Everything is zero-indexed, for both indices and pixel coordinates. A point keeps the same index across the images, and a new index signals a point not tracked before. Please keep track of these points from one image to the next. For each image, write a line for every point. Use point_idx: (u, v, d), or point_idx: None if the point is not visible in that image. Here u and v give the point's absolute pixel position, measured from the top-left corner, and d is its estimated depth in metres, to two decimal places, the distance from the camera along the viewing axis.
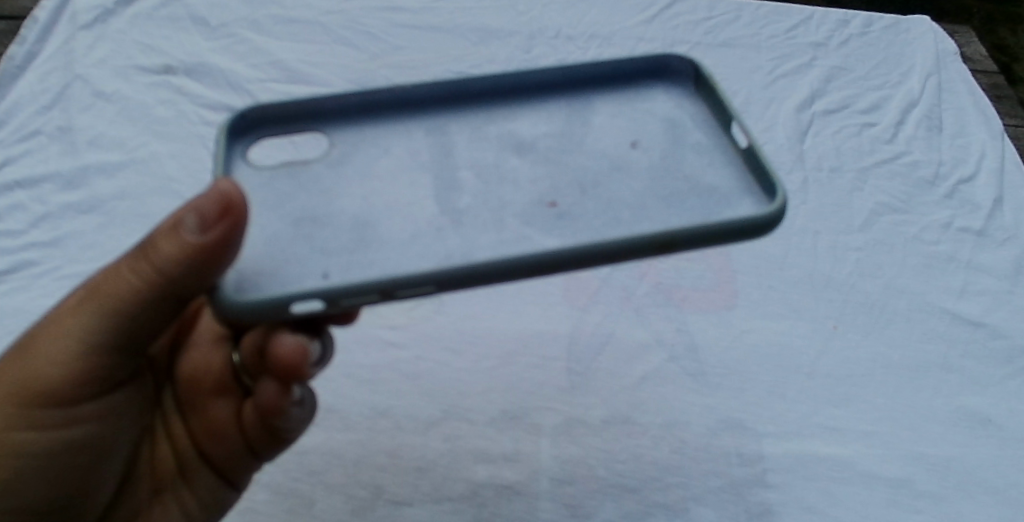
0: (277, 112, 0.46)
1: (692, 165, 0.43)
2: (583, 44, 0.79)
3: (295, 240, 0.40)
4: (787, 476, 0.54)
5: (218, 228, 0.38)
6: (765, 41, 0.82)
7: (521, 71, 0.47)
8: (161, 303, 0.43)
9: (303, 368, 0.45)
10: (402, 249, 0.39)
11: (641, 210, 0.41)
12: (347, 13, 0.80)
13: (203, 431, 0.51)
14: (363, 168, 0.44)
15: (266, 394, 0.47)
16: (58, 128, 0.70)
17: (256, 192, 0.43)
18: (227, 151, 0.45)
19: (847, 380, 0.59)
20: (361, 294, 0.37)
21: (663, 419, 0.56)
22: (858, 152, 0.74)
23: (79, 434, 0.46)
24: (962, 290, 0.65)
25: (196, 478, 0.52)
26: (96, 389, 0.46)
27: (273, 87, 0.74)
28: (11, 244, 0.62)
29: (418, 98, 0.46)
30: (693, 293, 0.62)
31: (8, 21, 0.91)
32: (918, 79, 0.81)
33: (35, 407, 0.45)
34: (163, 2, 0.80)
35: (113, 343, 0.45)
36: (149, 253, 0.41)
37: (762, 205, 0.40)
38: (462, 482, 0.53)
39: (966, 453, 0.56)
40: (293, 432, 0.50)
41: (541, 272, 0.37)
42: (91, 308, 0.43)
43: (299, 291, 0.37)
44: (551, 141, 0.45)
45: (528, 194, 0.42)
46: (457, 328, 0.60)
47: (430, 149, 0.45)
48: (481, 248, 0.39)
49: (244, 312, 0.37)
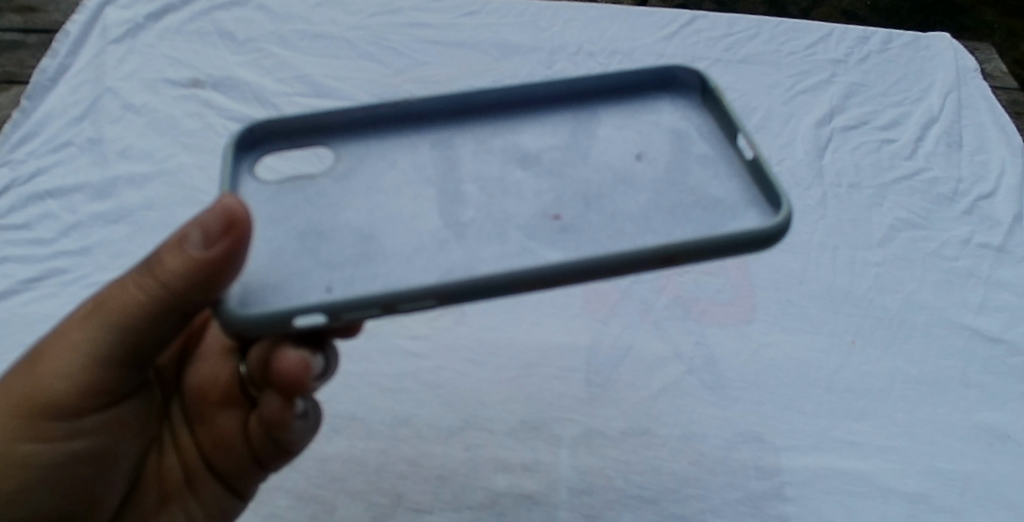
0: (284, 126, 0.47)
1: (697, 178, 0.44)
2: (604, 60, 0.80)
3: (302, 254, 0.41)
4: (804, 490, 0.54)
5: (222, 243, 0.39)
6: (784, 57, 0.83)
7: (524, 84, 0.48)
8: (167, 316, 0.44)
9: (305, 382, 0.46)
10: (407, 260, 0.40)
11: (645, 223, 0.42)
12: (371, 29, 0.82)
13: (210, 442, 0.52)
14: (371, 180, 0.45)
15: (269, 406, 0.48)
16: (89, 139, 0.72)
17: (263, 206, 0.44)
18: (235, 165, 0.46)
19: (866, 395, 0.59)
20: (363, 308, 0.37)
21: (680, 431, 0.57)
22: (877, 168, 0.74)
23: (84, 445, 0.47)
24: (981, 306, 0.65)
25: (203, 487, 0.53)
26: (102, 400, 0.47)
27: (298, 101, 0.75)
28: (42, 252, 0.64)
29: (423, 112, 0.48)
30: (711, 306, 0.63)
31: (41, 35, 0.93)
32: (937, 96, 0.82)
33: (42, 419, 0.46)
34: (192, 16, 0.82)
35: (116, 355, 0.46)
36: (155, 268, 0.42)
37: (766, 217, 0.41)
38: (482, 490, 0.54)
39: (985, 468, 0.56)
40: (298, 444, 0.51)
41: (552, 283, 0.38)
42: (98, 320, 0.44)
43: (301, 306, 0.37)
44: (556, 154, 0.46)
45: (533, 207, 0.43)
46: (475, 338, 0.61)
47: (436, 161, 0.46)
48: (485, 260, 0.40)
49: (248, 325, 0.38)
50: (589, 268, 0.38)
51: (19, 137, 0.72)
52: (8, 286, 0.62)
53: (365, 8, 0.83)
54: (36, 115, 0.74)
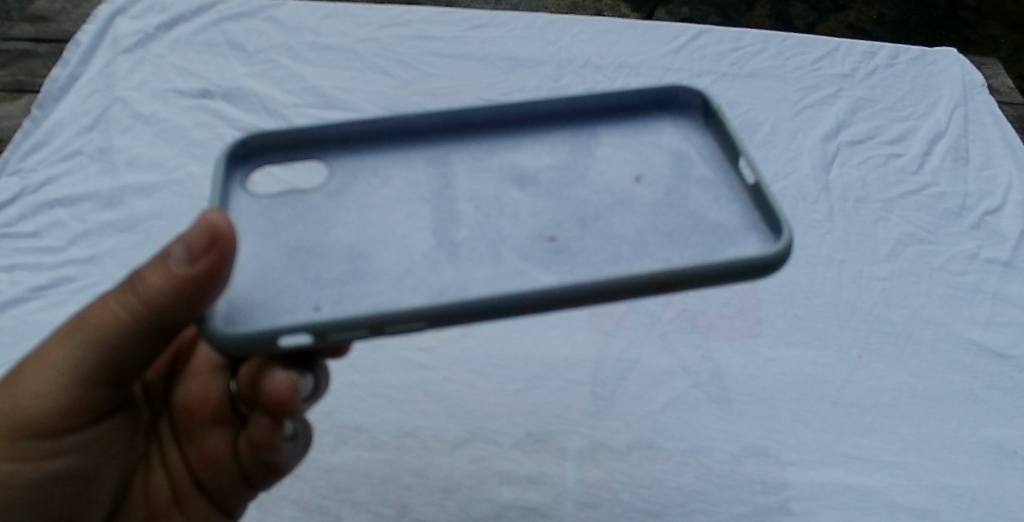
0: (277, 140, 0.47)
1: (697, 201, 0.44)
2: (611, 74, 0.81)
3: (290, 271, 0.41)
4: (810, 504, 0.54)
5: (205, 260, 0.40)
6: (791, 72, 0.83)
7: (521, 102, 0.48)
8: (150, 332, 0.45)
9: (293, 405, 0.46)
10: (400, 279, 0.41)
11: (643, 247, 0.42)
12: (380, 41, 0.82)
13: (200, 460, 0.53)
14: (365, 197, 0.45)
15: (258, 429, 0.49)
16: (99, 148, 0.72)
17: (253, 220, 0.44)
18: (226, 179, 0.46)
19: (872, 410, 0.59)
20: (349, 330, 0.37)
21: (686, 445, 0.57)
22: (884, 183, 0.74)
23: (64, 465, 0.47)
24: (988, 321, 0.65)
25: (192, 505, 0.53)
26: (84, 418, 0.47)
27: (306, 112, 0.76)
28: (50, 260, 0.64)
29: (418, 128, 0.48)
30: (717, 320, 0.63)
31: (52, 44, 0.94)
32: (944, 111, 0.82)
33: (21, 438, 0.46)
34: (202, 27, 0.82)
35: (98, 373, 0.46)
36: (137, 285, 0.43)
37: (766, 244, 0.41)
38: (487, 503, 0.54)
39: (992, 484, 0.56)
40: (287, 465, 0.52)
41: (548, 305, 0.38)
42: (79, 337, 0.45)
43: (286, 325, 0.37)
44: (554, 175, 0.46)
45: (529, 228, 0.43)
46: (481, 351, 0.61)
47: (431, 179, 0.46)
48: (478, 282, 0.40)
49: (233, 344, 0.38)
50: (583, 293, 0.38)
51: (29, 146, 0.72)
52: (16, 293, 0.62)
53: (374, 20, 0.84)
54: (47, 123, 0.74)
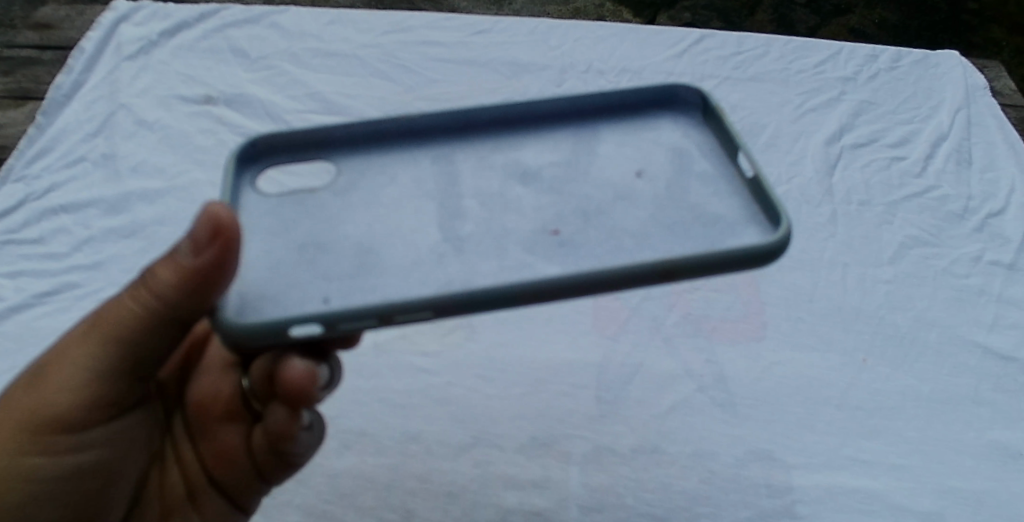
0: (285, 140, 0.47)
1: (697, 195, 0.44)
2: (614, 78, 0.81)
3: (299, 265, 0.41)
4: (815, 508, 0.54)
5: (209, 250, 0.40)
6: (793, 76, 0.83)
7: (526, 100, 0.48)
8: (161, 324, 0.45)
9: (310, 392, 0.46)
10: (407, 273, 0.41)
11: (645, 238, 0.42)
12: (383, 46, 0.82)
13: (213, 456, 0.52)
14: (370, 195, 0.45)
15: (274, 419, 0.48)
16: (103, 155, 0.73)
17: (260, 219, 0.44)
18: (235, 178, 0.46)
19: (877, 412, 0.58)
20: (359, 318, 0.37)
21: (691, 449, 0.56)
22: (888, 186, 0.74)
23: (86, 460, 0.48)
24: (993, 323, 0.65)
25: (207, 502, 0.53)
26: (103, 414, 0.48)
27: (310, 118, 0.76)
28: (55, 267, 0.65)
29: (423, 127, 0.48)
30: (722, 324, 0.63)
31: (56, 50, 0.94)
32: (947, 114, 0.82)
33: (47, 432, 0.46)
34: (205, 34, 0.83)
35: (116, 366, 0.46)
36: (150, 281, 0.44)
37: (767, 234, 0.41)
38: (492, 507, 0.54)
39: (997, 486, 0.56)
40: (302, 457, 0.51)
41: (553, 294, 0.38)
42: (98, 331, 0.45)
43: (296, 316, 0.37)
44: (557, 170, 0.46)
45: (533, 222, 0.43)
46: (487, 355, 0.61)
47: (436, 177, 0.46)
48: (483, 274, 0.40)
49: (244, 334, 0.38)
50: (586, 283, 0.38)
51: (34, 152, 0.72)
52: (22, 301, 0.62)
53: (377, 26, 0.84)
54: (52, 130, 0.74)
